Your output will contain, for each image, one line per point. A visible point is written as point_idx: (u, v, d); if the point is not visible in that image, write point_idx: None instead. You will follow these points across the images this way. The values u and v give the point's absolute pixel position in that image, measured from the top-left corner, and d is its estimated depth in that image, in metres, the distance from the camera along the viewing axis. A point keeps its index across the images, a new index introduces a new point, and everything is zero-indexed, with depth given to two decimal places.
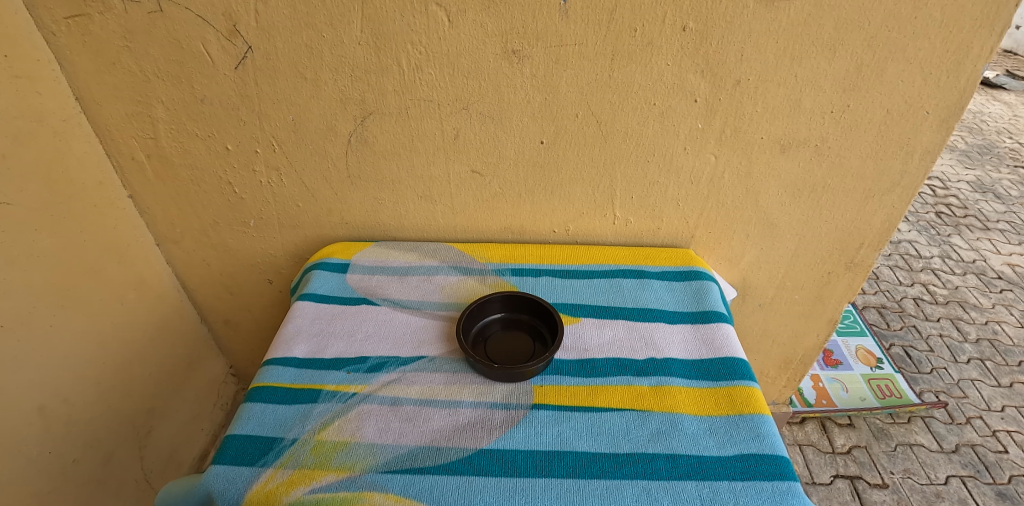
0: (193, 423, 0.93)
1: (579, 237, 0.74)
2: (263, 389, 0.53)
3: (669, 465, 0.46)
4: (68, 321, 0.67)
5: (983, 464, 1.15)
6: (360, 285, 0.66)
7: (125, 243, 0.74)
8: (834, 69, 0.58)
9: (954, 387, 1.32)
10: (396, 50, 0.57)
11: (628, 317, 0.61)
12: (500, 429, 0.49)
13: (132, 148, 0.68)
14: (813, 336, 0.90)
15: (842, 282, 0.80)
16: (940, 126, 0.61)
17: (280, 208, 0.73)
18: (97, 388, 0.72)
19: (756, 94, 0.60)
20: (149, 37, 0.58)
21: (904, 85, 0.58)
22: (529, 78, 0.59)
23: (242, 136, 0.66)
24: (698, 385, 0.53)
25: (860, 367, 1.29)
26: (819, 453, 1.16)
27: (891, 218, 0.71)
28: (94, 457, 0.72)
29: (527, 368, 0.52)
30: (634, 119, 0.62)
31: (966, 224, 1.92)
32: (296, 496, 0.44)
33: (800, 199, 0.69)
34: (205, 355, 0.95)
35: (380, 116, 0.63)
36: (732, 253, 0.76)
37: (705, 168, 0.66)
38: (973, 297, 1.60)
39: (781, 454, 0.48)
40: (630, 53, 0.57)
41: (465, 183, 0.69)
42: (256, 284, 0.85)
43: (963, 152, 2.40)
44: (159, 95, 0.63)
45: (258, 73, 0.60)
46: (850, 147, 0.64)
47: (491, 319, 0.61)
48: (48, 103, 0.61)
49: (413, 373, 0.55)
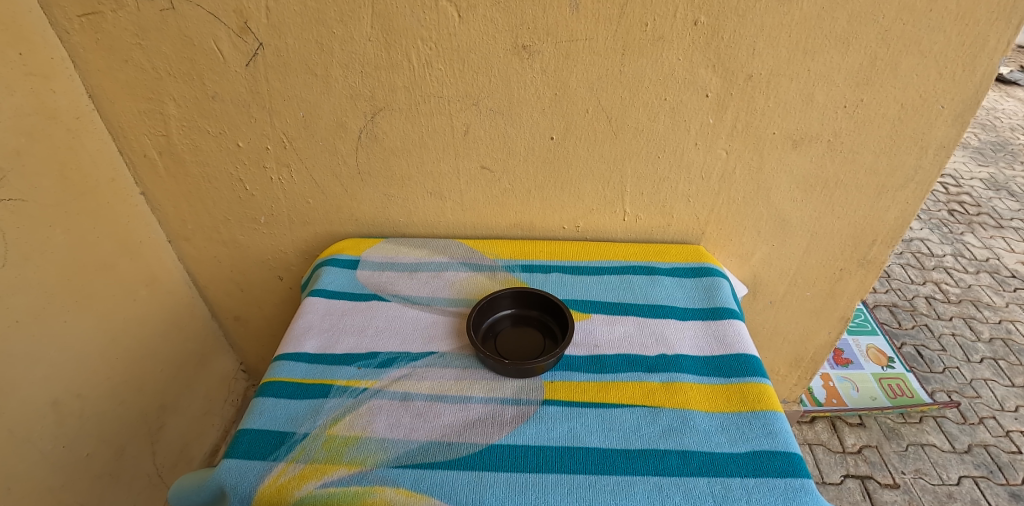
0: (203, 419, 0.94)
1: (588, 233, 0.74)
2: (274, 384, 0.54)
3: (681, 462, 0.46)
4: (82, 317, 0.68)
5: (997, 464, 1.14)
6: (370, 281, 0.66)
7: (137, 239, 0.75)
8: (847, 63, 0.57)
9: (967, 387, 1.30)
10: (405, 46, 0.57)
11: (638, 313, 0.61)
12: (510, 425, 0.49)
13: (144, 145, 0.69)
14: (825, 333, 0.89)
15: (855, 279, 0.79)
16: (955, 120, 0.60)
17: (291, 205, 0.74)
18: (110, 383, 0.73)
19: (768, 89, 0.59)
20: (161, 34, 0.58)
21: (919, 80, 0.58)
22: (539, 74, 0.59)
23: (252, 133, 0.66)
24: (710, 381, 0.53)
25: (871, 366, 1.28)
26: (829, 452, 1.15)
27: (904, 215, 0.70)
28: (107, 452, 0.73)
29: (537, 364, 0.52)
30: (645, 114, 0.62)
31: (979, 222, 1.90)
32: (308, 490, 0.44)
33: (812, 195, 0.69)
34: (216, 351, 0.95)
35: (390, 112, 0.63)
36: (743, 250, 0.76)
37: (717, 163, 0.66)
38: (987, 296, 1.58)
39: (794, 451, 0.47)
40: (641, 48, 0.57)
41: (475, 180, 0.69)
42: (266, 281, 0.85)
43: (976, 149, 2.37)
44: (170, 92, 0.63)
45: (269, 70, 0.60)
46: (863, 143, 0.63)
47: (501, 314, 0.61)
48: (61, 100, 0.62)
49: (423, 368, 0.55)
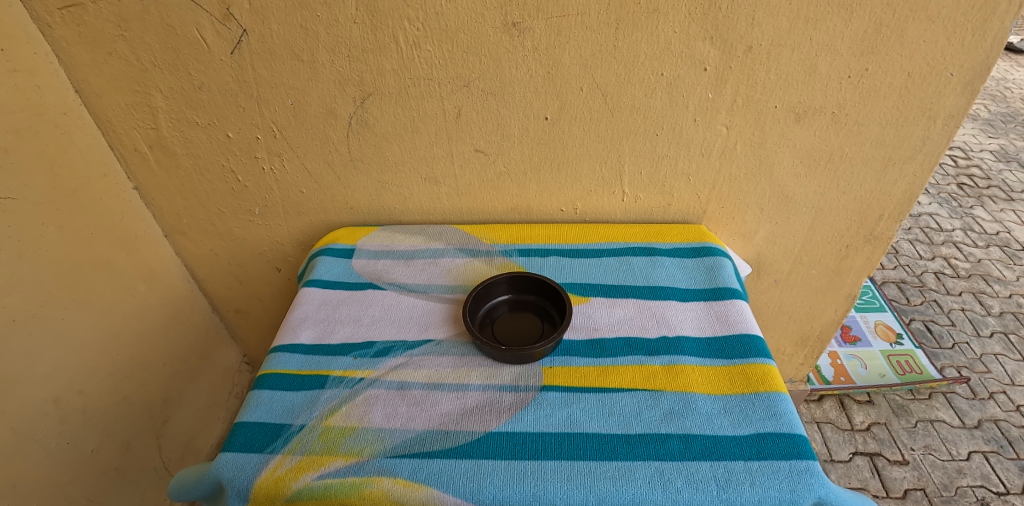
0: (208, 412, 0.94)
1: (587, 215, 0.73)
2: (270, 376, 0.53)
3: (683, 445, 0.45)
4: (81, 314, 0.67)
5: (1007, 439, 1.12)
6: (366, 270, 0.66)
7: (132, 234, 0.74)
8: (851, 32, 0.55)
9: (976, 362, 1.29)
10: (392, 28, 0.56)
11: (639, 296, 0.60)
12: (509, 412, 0.48)
13: (134, 139, 0.68)
14: (831, 312, 0.88)
15: (862, 256, 0.78)
16: (964, 89, 0.58)
17: (284, 195, 0.73)
18: (112, 379, 0.73)
19: (768, 60, 0.57)
20: (144, 24, 0.57)
21: (926, 46, 0.55)
22: (530, 52, 0.57)
23: (242, 122, 0.65)
24: (712, 363, 0.52)
25: (878, 343, 1.26)
26: (837, 430, 1.14)
27: (912, 188, 0.68)
28: (113, 447, 0.74)
29: (535, 350, 0.51)
30: (641, 91, 0.60)
31: (989, 196, 1.86)
32: (305, 482, 0.44)
33: (816, 170, 0.67)
34: (218, 345, 0.95)
35: (379, 97, 0.61)
36: (746, 228, 0.74)
37: (717, 140, 0.64)
38: (996, 270, 1.55)
39: (799, 433, 0.46)
40: (634, 21, 0.55)
41: (469, 164, 0.67)
42: (264, 273, 0.85)
43: (985, 121, 2.33)
44: (156, 83, 0.62)
45: (254, 57, 0.59)
46: (868, 114, 0.61)
47: (498, 300, 0.60)
48: (47, 95, 0.61)
49: (420, 357, 0.54)
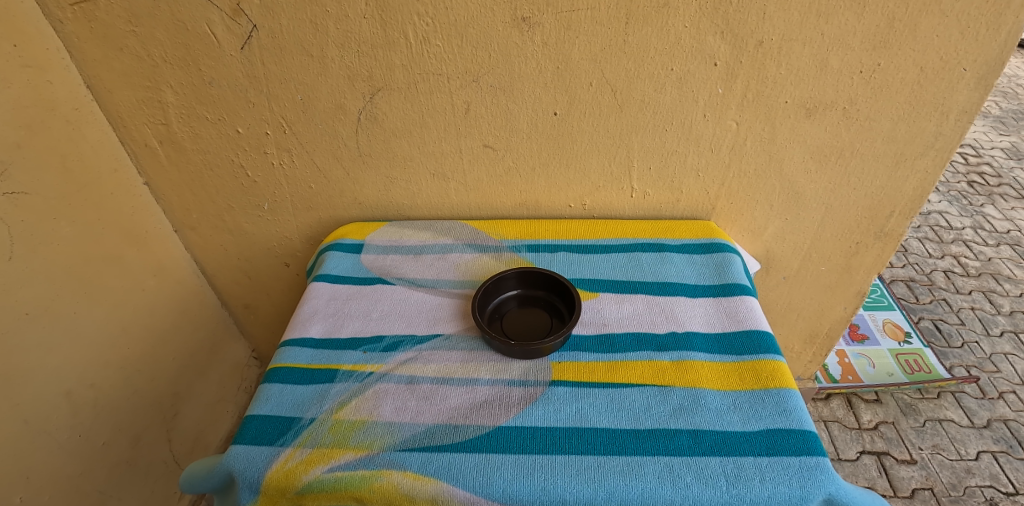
0: (217, 406, 0.95)
1: (595, 211, 0.73)
2: (281, 370, 0.53)
3: (692, 441, 0.45)
4: (92, 308, 0.68)
5: (1017, 440, 1.11)
6: (375, 265, 0.66)
7: (142, 229, 0.75)
8: (863, 26, 0.54)
9: (986, 361, 1.28)
10: (401, 23, 0.56)
11: (647, 291, 0.60)
12: (518, 406, 0.48)
13: (145, 134, 0.68)
14: (840, 309, 0.87)
15: (872, 253, 0.77)
16: (977, 84, 0.58)
17: (293, 191, 0.73)
18: (123, 373, 0.74)
19: (779, 55, 0.57)
20: (155, 20, 0.57)
21: (939, 40, 0.55)
22: (540, 47, 0.57)
23: (251, 118, 0.65)
24: (721, 359, 0.52)
25: (887, 342, 1.25)
26: (844, 429, 1.14)
27: (924, 185, 0.68)
28: (123, 440, 0.74)
29: (544, 345, 0.51)
30: (651, 86, 0.60)
31: (1000, 194, 1.84)
32: (316, 475, 0.44)
33: (827, 165, 0.66)
34: (227, 339, 0.96)
35: (388, 92, 0.61)
36: (755, 225, 0.74)
37: (727, 135, 0.64)
38: (1007, 268, 1.54)
39: (809, 429, 0.46)
40: (644, 16, 0.54)
41: (478, 159, 0.67)
42: (273, 268, 0.85)
43: (997, 118, 2.30)
44: (167, 79, 0.62)
45: (264, 53, 0.59)
46: (880, 110, 0.61)
47: (507, 296, 0.60)
48: (58, 91, 0.61)
49: (429, 351, 0.54)
